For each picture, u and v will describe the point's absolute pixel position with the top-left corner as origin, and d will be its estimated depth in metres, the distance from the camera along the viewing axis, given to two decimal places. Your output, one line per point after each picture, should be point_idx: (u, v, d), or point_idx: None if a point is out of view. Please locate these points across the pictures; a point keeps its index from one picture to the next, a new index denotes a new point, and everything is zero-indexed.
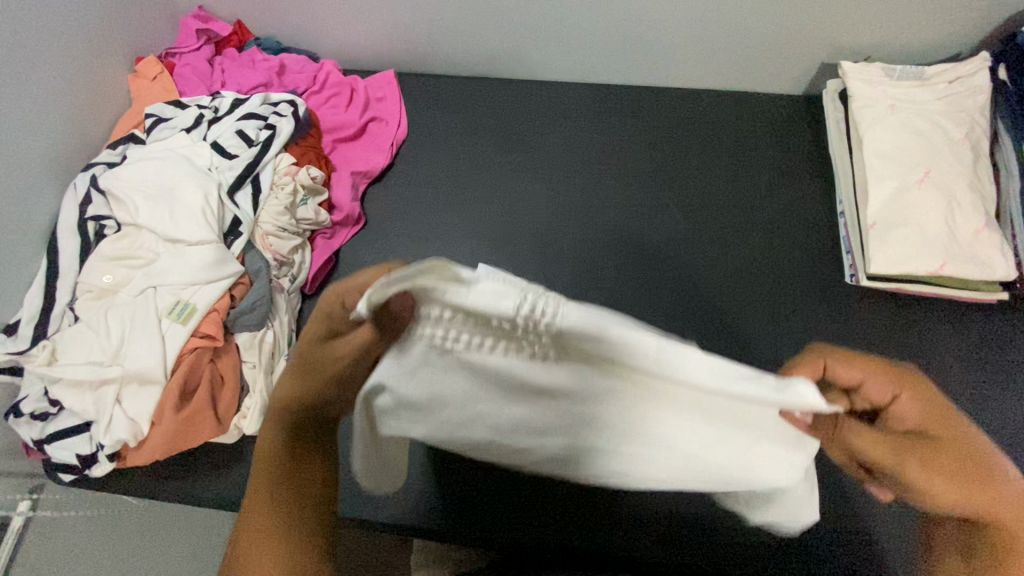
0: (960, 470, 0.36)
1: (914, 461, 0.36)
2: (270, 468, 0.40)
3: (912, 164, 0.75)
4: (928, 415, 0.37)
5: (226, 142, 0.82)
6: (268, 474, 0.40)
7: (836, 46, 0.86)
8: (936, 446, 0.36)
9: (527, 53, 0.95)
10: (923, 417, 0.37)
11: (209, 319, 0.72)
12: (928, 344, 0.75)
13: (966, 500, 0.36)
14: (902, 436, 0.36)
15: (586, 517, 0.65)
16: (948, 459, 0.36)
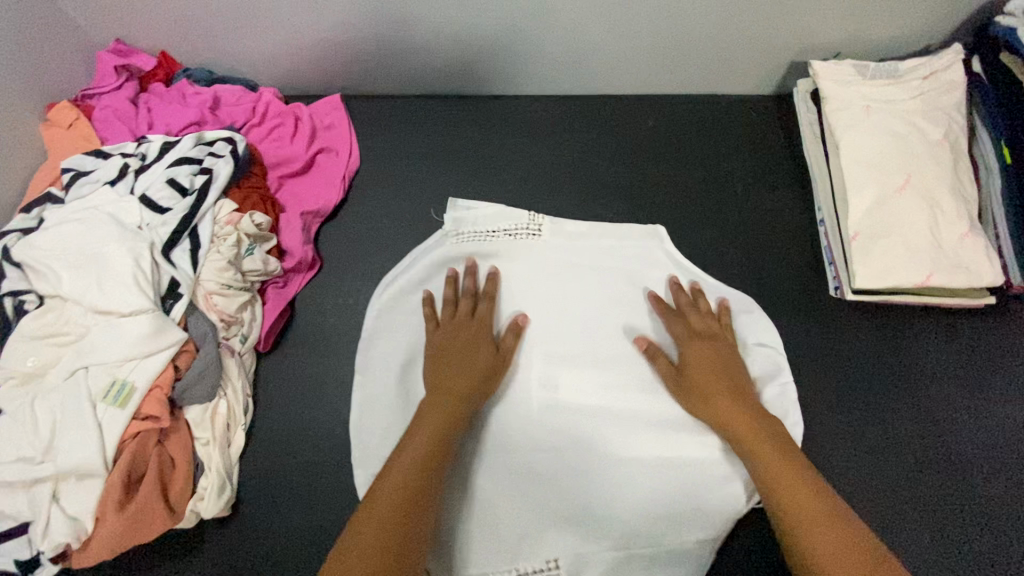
0: (771, 449, 0.59)
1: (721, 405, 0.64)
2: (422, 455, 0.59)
3: (892, 169, 0.72)
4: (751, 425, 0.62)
5: (157, 193, 0.74)
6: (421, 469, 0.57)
7: (807, 44, 0.82)
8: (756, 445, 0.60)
9: (483, 69, 0.88)
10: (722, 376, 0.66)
11: (151, 397, 0.65)
12: (917, 356, 0.73)
13: (772, 471, 0.57)
14: (706, 375, 0.66)
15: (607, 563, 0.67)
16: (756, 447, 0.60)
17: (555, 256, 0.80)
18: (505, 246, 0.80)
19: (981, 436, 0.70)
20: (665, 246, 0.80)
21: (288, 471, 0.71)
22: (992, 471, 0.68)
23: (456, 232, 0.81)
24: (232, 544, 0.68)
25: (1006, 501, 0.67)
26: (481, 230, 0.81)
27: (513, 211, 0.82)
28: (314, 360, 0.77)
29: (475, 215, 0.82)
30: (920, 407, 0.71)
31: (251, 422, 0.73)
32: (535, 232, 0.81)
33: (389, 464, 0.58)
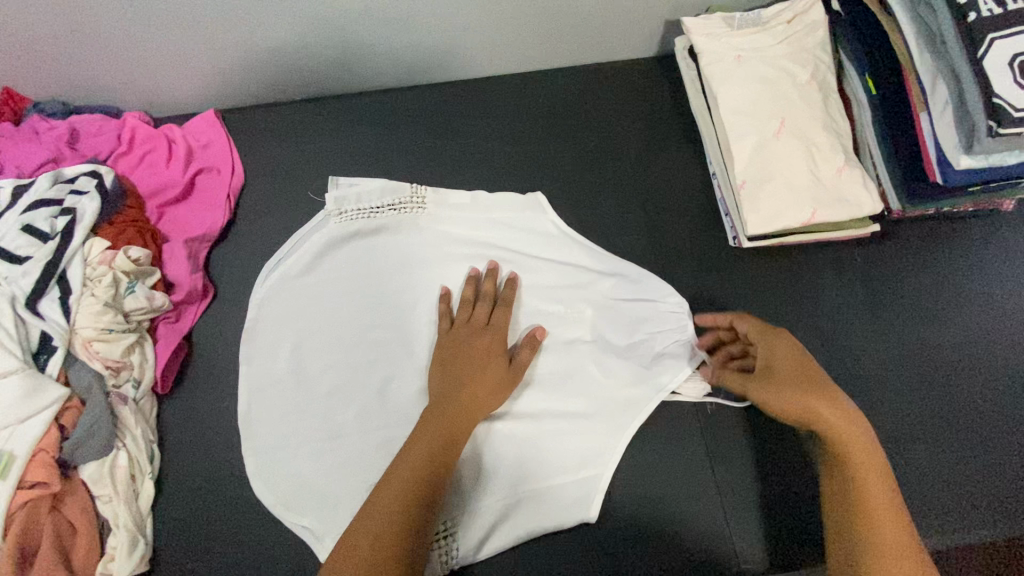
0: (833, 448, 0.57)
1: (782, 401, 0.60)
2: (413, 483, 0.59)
3: (767, 115, 0.73)
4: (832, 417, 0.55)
5: (13, 244, 0.68)
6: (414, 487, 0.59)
7: (679, 2, 0.82)
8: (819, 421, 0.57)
9: (359, 64, 0.85)
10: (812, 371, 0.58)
11: (36, 463, 0.60)
12: (819, 290, 0.76)
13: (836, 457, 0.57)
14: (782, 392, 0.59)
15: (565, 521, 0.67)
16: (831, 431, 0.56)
17: (454, 240, 0.79)
18: (394, 224, 0.79)
19: (880, 355, 0.73)
20: (550, 216, 0.80)
21: (206, 510, 0.68)
22: (893, 386, 0.72)
23: (338, 211, 0.79)
24: None
25: (907, 411, 0.71)
26: (366, 207, 0.79)
27: (398, 184, 0.80)
28: (220, 394, 0.73)
29: (357, 191, 0.80)
30: (829, 339, 0.74)
31: (160, 469, 0.69)
32: (420, 206, 0.79)
33: (387, 479, 0.60)
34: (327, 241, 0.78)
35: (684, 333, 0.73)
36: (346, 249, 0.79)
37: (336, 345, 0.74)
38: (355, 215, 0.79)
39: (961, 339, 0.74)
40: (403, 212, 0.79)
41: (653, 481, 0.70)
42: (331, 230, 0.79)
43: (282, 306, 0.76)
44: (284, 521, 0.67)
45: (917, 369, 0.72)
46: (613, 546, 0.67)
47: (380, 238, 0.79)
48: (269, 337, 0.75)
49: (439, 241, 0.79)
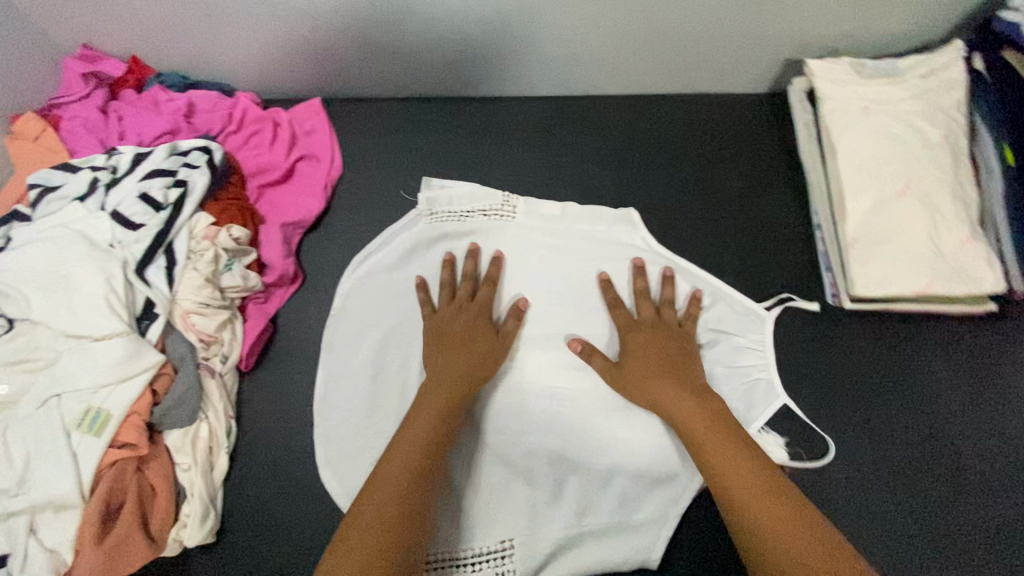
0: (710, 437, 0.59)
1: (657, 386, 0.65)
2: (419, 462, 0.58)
3: (891, 173, 0.70)
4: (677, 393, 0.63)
5: (129, 210, 0.71)
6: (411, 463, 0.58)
7: (803, 42, 0.79)
8: (684, 406, 0.62)
9: (467, 71, 0.86)
10: (671, 347, 0.68)
11: (128, 425, 0.63)
12: (915, 362, 0.72)
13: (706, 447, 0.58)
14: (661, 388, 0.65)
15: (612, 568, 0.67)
16: (696, 412, 0.61)
17: (538, 254, 0.78)
18: (482, 230, 0.79)
19: (905, 450, 0.69)
20: (639, 233, 0.79)
21: (273, 491, 0.70)
22: (909, 488, 0.68)
23: (429, 211, 0.80)
24: (216, 568, 0.66)
25: (914, 514, 0.67)
26: (456, 210, 0.80)
27: (489, 190, 0.80)
28: (297, 379, 0.75)
29: (449, 194, 0.81)
30: (918, 416, 0.71)
31: (235, 444, 0.71)
32: (511, 215, 0.80)
33: (388, 454, 0.59)
34: (415, 238, 0.79)
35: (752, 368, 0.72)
36: (433, 250, 0.79)
37: (413, 349, 0.75)
38: (445, 218, 0.80)
39: (1000, 460, 0.69)
40: (494, 215, 0.80)
41: (701, 557, 0.67)
42: (421, 229, 0.79)
43: (362, 300, 0.77)
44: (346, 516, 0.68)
45: (941, 475, 0.68)
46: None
47: (467, 244, 0.79)
48: (347, 329, 0.76)
49: (523, 256, 0.78)
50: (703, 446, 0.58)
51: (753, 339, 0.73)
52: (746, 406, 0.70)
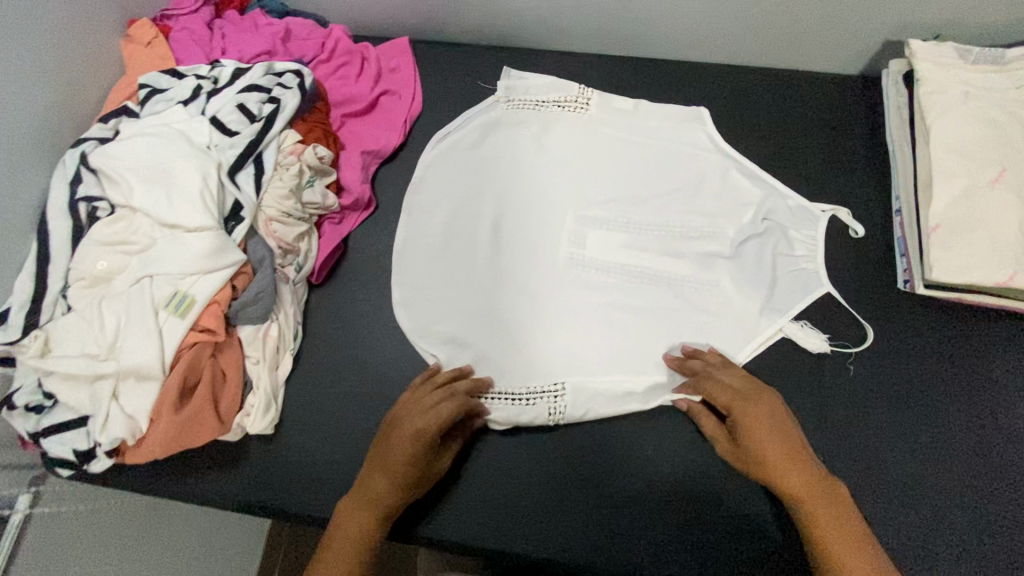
0: (805, 482, 0.58)
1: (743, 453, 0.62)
2: (402, 463, 0.61)
3: (984, 161, 0.68)
4: (751, 417, 0.61)
5: (226, 117, 0.75)
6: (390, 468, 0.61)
7: (905, 20, 0.78)
8: (756, 436, 0.60)
9: (556, 22, 0.87)
10: (759, 410, 0.62)
11: (209, 311, 0.67)
12: (987, 362, 0.69)
13: (794, 488, 0.58)
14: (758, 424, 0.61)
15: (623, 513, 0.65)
16: (769, 445, 0.60)
17: (608, 165, 0.82)
18: (556, 116, 0.85)
19: (943, 435, 0.66)
20: (706, 128, 0.83)
21: (328, 399, 0.73)
22: (933, 461, 0.65)
23: (507, 98, 0.87)
24: (269, 459, 0.70)
25: (925, 480, 0.65)
26: (531, 98, 0.86)
27: (564, 83, 0.86)
28: (361, 299, 0.78)
29: (526, 85, 0.87)
30: (981, 414, 0.67)
31: (299, 349, 0.75)
32: (583, 106, 0.85)
33: (374, 458, 0.63)
34: (492, 123, 0.86)
35: (800, 261, 0.75)
36: (508, 132, 0.85)
37: (476, 284, 0.77)
38: (524, 106, 0.86)
39: None
40: (566, 104, 0.86)
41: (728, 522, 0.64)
42: (498, 114, 0.86)
43: (440, 172, 0.84)
44: None
45: (968, 460, 0.65)
46: (634, 518, 0.64)
47: (539, 130, 0.85)
48: (428, 199, 0.82)
49: (593, 142, 0.84)
50: (795, 487, 0.58)
51: (806, 235, 0.76)
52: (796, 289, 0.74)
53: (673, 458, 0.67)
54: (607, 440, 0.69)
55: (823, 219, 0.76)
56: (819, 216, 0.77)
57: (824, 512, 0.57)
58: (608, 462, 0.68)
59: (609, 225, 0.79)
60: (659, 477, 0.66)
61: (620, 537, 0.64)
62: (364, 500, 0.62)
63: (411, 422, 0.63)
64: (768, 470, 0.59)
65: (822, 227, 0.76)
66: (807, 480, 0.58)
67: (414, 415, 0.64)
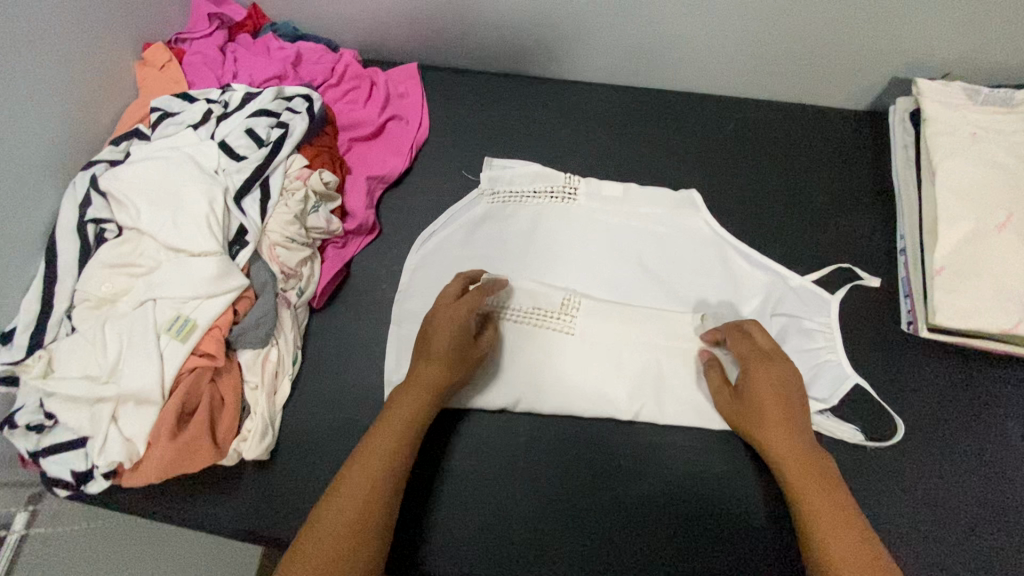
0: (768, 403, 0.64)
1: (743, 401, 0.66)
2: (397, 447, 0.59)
3: (991, 205, 0.67)
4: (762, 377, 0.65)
5: (235, 142, 0.76)
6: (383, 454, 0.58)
7: (913, 58, 0.78)
8: (766, 392, 0.64)
9: (564, 52, 0.88)
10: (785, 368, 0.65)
11: (210, 336, 0.68)
12: (992, 407, 0.68)
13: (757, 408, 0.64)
14: (761, 377, 0.65)
15: (614, 511, 0.66)
16: (776, 413, 0.63)
17: (604, 245, 0.80)
18: (546, 209, 0.82)
19: (947, 481, 0.65)
20: (702, 212, 0.80)
21: (326, 425, 0.73)
22: (936, 507, 0.64)
23: (491, 190, 0.83)
24: (265, 485, 0.70)
25: (930, 528, 0.63)
26: (517, 190, 0.83)
27: (551, 172, 0.84)
28: (362, 324, 0.79)
29: (509, 174, 0.84)
30: (985, 461, 0.66)
31: (298, 373, 0.75)
32: (570, 196, 0.83)
33: (358, 455, 0.58)
34: (478, 218, 0.82)
35: (819, 352, 0.72)
36: (496, 225, 0.82)
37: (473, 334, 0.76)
38: (517, 196, 0.83)
39: None
40: (556, 182, 0.83)
41: (716, 528, 0.65)
42: (483, 209, 0.83)
43: (429, 273, 0.80)
44: None
45: (972, 508, 0.64)
46: (641, 495, 0.67)
47: (530, 220, 0.82)
48: (416, 290, 0.79)
49: (588, 234, 0.81)
50: (760, 409, 0.64)
51: (820, 321, 0.73)
52: (806, 347, 0.73)
53: (662, 463, 0.69)
54: (598, 445, 0.71)
55: (835, 304, 0.73)
56: (830, 300, 0.74)
57: (827, 496, 0.56)
58: (599, 465, 0.69)
59: (607, 364, 0.74)
60: (649, 479, 0.68)
61: (612, 539, 0.65)
62: (348, 499, 0.54)
63: (423, 385, 0.63)
64: (752, 388, 0.65)
65: (836, 315, 0.73)
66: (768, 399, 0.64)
67: (461, 344, 0.65)
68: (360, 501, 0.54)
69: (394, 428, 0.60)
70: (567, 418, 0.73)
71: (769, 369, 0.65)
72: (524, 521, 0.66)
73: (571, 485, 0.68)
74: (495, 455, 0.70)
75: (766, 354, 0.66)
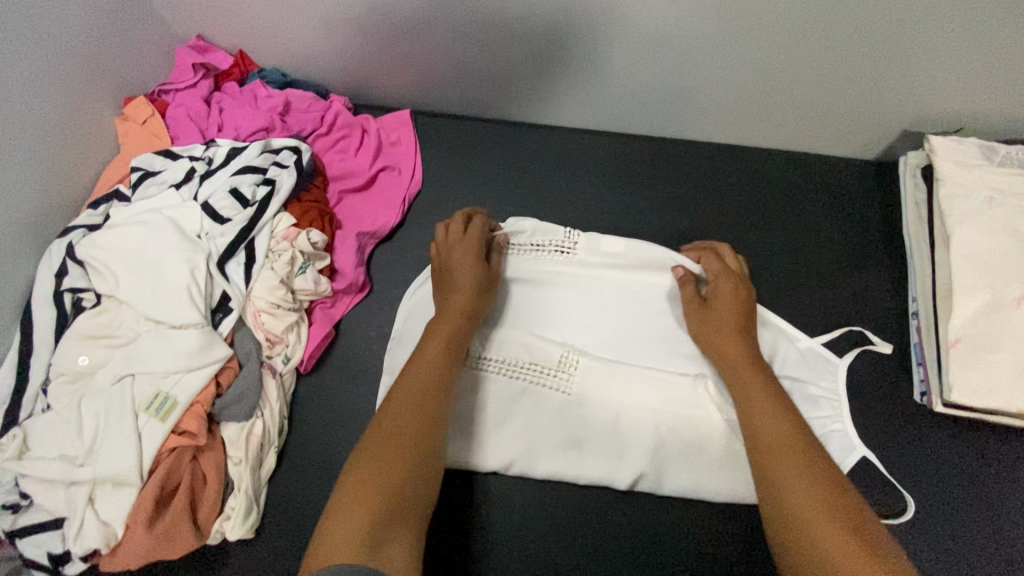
0: (779, 432, 0.56)
1: (735, 343, 0.65)
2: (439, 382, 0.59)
3: (1009, 275, 0.64)
4: (736, 355, 0.65)
5: (218, 202, 0.73)
6: (421, 402, 0.56)
7: (925, 111, 0.75)
8: (745, 373, 0.63)
9: (562, 101, 0.85)
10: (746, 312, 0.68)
11: (191, 413, 0.65)
12: (1008, 485, 0.65)
13: (773, 439, 0.55)
14: (729, 294, 0.69)
15: None
16: (755, 390, 0.61)
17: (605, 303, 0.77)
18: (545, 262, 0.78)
19: (963, 567, 0.62)
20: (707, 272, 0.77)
21: (313, 499, 0.70)
22: None
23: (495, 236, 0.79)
24: (248, 566, 0.67)
25: None
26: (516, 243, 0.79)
27: (551, 226, 0.79)
28: (353, 390, 0.76)
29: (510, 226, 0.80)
30: (1003, 545, 0.63)
31: (284, 444, 0.73)
32: (570, 249, 0.79)
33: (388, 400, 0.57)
34: None
35: (826, 424, 0.68)
36: None
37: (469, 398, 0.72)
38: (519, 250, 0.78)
39: None
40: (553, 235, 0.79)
41: None
42: None
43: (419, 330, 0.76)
44: None
45: None
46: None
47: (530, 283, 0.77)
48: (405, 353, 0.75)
49: (587, 295, 0.77)
50: (763, 430, 0.57)
51: (827, 388, 0.69)
52: (815, 418, 0.68)
53: (657, 549, 0.67)
54: (591, 533, 0.68)
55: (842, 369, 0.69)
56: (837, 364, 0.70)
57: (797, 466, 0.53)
58: (594, 555, 0.67)
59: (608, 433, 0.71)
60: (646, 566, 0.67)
61: None
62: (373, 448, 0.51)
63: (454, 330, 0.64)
64: (727, 356, 0.65)
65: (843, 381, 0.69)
66: (785, 431, 0.56)
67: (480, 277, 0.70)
68: (396, 443, 0.52)
69: (433, 372, 0.59)
70: (566, 491, 0.70)
71: (740, 285, 0.69)
72: None
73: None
74: (484, 549, 0.67)
75: (739, 309, 0.68)
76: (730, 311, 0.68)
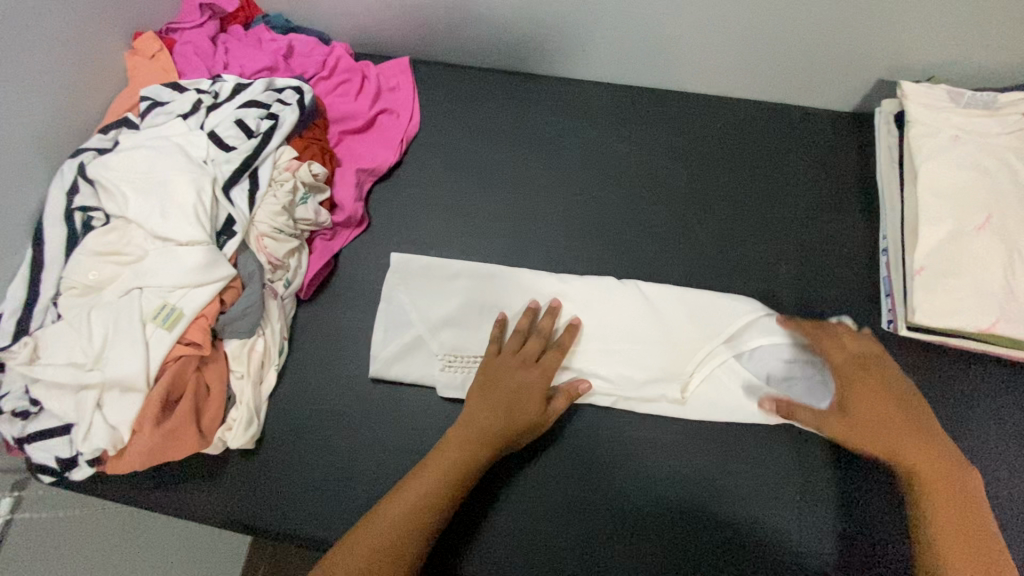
0: (916, 439, 0.63)
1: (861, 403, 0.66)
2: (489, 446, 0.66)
3: (970, 206, 0.68)
4: (872, 404, 0.65)
5: (224, 132, 0.76)
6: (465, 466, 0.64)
7: (899, 60, 0.78)
8: (874, 428, 0.64)
9: (555, 49, 0.88)
10: (880, 381, 0.67)
11: (196, 325, 0.68)
12: (969, 404, 0.69)
13: (917, 465, 0.61)
14: (858, 364, 0.68)
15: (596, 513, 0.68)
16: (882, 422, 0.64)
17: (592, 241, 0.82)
18: None
19: None
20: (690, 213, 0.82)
21: (312, 415, 0.74)
22: None
23: None
24: (250, 474, 0.71)
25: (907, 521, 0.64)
26: None
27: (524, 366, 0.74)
28: (350, 316, 0.79)
29: None
30: (963, 457, 0.67)
31: (284, 364, 0.76)
32: None
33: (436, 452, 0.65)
34: None
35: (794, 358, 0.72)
36: (485, 222, 0.84)
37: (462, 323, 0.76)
38: None
39: None
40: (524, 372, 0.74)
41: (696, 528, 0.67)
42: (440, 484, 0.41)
43: (415, 260, 0.80)
44: (372, 451, 0.71)
45: None
46: (617, 488, 0.69)
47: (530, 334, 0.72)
48: (402, 281, 0.79)
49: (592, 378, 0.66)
50: (905, 455, 0.62)
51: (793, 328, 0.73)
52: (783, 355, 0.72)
53: (637, 463, 0.70)
54: (574, 448, 0.71)
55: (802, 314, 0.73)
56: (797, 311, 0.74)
57: (954, 489, 0.60)
58: (576, 468, 0.70)
59: (593, 356, 0.75)
60: (625, 479, 0.69)
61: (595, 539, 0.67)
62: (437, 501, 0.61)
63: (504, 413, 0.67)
64: (861, 414, 0.65)
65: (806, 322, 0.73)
66: (923, 452, 0.62)
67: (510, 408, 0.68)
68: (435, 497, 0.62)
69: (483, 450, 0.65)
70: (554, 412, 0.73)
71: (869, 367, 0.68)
72: (505, 521, 0.68)
73: (549, 490, 0.69)
74: None
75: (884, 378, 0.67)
76: (860, 381, 0.67)
